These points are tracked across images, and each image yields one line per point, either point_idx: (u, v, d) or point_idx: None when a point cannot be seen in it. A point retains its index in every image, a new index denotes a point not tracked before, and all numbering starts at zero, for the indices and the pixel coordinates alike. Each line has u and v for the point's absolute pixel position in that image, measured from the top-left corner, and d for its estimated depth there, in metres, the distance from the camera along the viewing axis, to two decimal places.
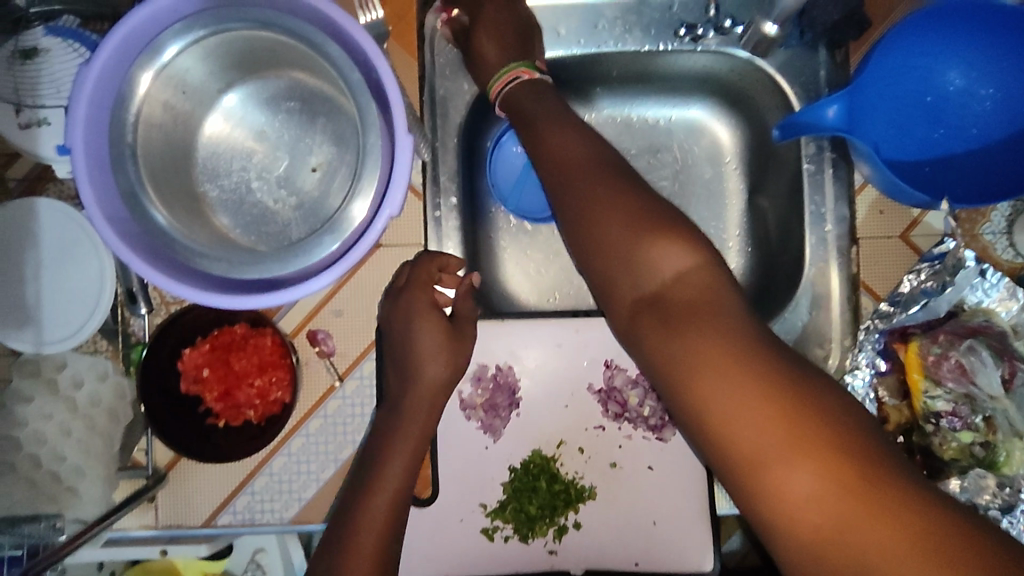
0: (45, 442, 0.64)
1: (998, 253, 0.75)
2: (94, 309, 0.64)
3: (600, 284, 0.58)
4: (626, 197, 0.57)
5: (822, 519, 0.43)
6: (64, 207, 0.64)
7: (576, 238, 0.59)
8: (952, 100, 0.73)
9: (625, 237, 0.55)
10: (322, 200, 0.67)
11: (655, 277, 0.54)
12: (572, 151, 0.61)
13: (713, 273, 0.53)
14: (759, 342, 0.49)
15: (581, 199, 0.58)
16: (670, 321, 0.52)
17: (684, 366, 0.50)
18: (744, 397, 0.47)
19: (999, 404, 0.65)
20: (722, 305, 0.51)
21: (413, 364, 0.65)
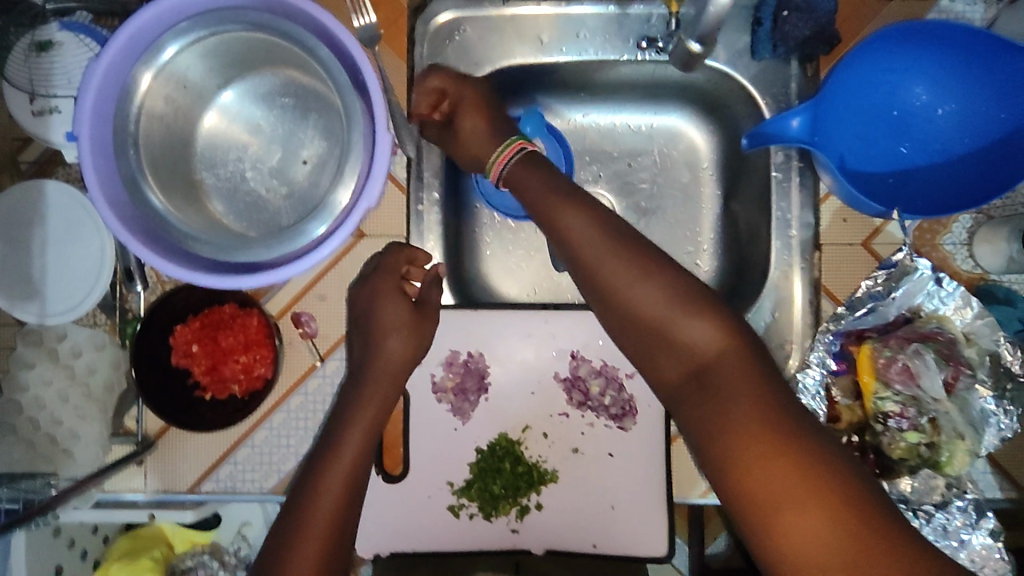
0: (44, 407, 0.69)
1: (958, 263, 0.78)
2: (93, 285, 0.69)
3: (641, 354, 0.63)
4: (661, 271, 0.62)
5: (832, 563, 0.48)
6: (69, 189, 0.70)
7: (613, 310, 0.64)
8: (917, 115, 0.74)
9: (664, 313, 0.60)
10: (311, 191, 0.72)
11: (692, 352, 0.59)
12: (584, 229, 0.65)
13: (744, 348, 0.58)
14: (781, 407, 0.55)
15: (613, 269, 0.63)
16: (707, 390, 0.57)
17: (716, 434, 0.55)
18: (765, 458, 0.52)
19: (942, 407, 0.69)
20: (750, 375, 0.56)
21: (377, 338, 0.69)
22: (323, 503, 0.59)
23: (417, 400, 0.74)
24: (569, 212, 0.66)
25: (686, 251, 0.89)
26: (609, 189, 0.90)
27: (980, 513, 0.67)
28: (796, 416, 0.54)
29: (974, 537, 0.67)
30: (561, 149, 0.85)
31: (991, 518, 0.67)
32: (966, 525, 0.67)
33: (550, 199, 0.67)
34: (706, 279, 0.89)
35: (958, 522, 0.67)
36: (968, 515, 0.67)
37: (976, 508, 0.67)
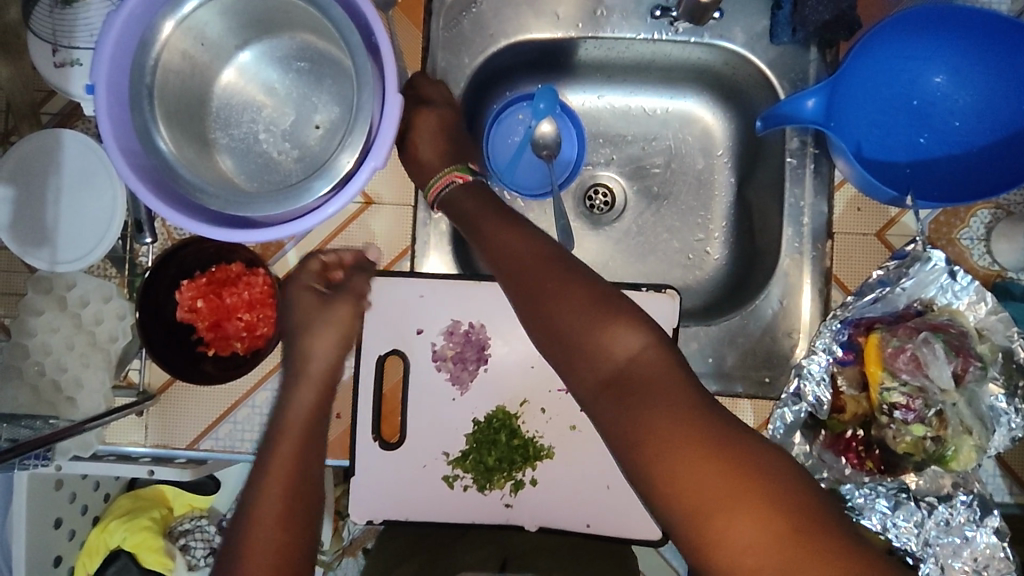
0: (50, 352, 0.70)
1: (975, 258, 0.76)
2: (104, 235, 0.70)
3: (557, 365, 0.57)
4: (578, 273, 0.57)
5: (771, 564, 0.43)
6: (86, 139, 0.71)
7: (528, 313, 0.58)
8: (937, 105, 0.73)
9: (582, 317, 0.54)
10: (321, 155, 0.72)
11: (610, 359, 0.53)
12: (503, 238, 0.62)
13: (665, 356, 0.53)
14: (709, 414, 0.49)
15: (532, 269, 0.58)
16: (627, 401, 0.51)
17: (640, 449, 0.49)
18: (690, 464, 0.47)
19: (949, 398, 0.66)
20: (673, 385, 0.51)
21: (301, 334, 0.68)
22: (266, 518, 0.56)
23: (417, 367, 0.74)
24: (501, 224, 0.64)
25: (696, 238, 0.89)
26: (621, 172, 0.90)
27: (985, 511, 0.66)
28: (725, 419, 0.49)
29: (979, 535, 0.65)
30: (580, 152, 0.85)
31: (996, 516, 0.65)
32: (970, 522, 0.66)
33: (472, 218, 0.67)
34: (716, 268, 0.88)
35: (961, 518, 0.66)
36: (972, 511, 0.66)
37: (981, 504, 0.66)
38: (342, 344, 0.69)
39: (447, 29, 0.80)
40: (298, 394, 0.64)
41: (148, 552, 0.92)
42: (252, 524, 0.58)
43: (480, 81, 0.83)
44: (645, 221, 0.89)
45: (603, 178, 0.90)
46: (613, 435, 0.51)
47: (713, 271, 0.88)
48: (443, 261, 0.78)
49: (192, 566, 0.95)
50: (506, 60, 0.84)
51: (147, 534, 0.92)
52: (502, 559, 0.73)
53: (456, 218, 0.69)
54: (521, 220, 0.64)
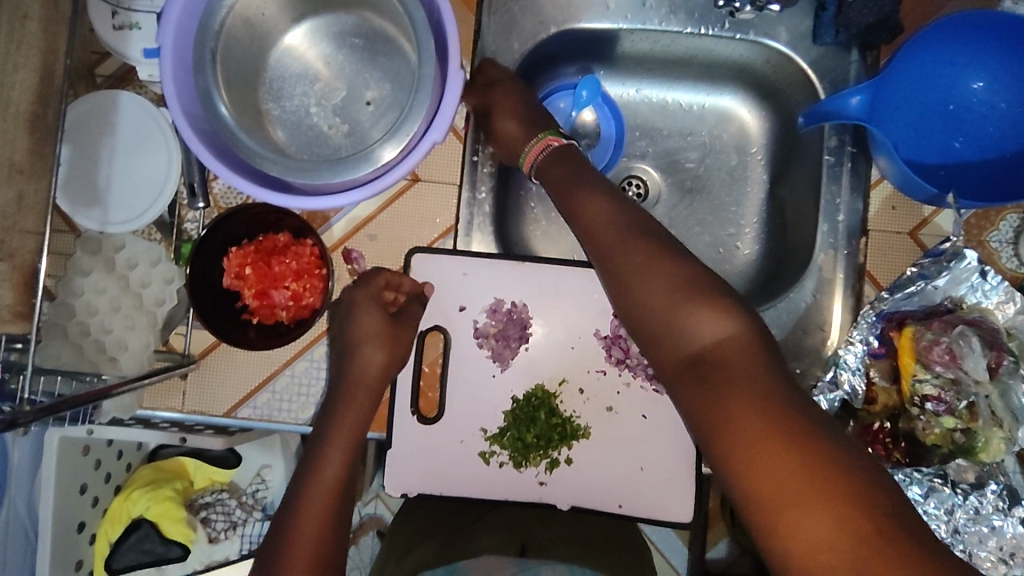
0: (96, 313, 0.70)
1: (1003, 260, 0.78)
2: (158, 196, 0.71)
3: (649, 352, 0.61)
4: (669, 258, 0.61)
5: (838, 562, 0.44)
6: (142, 102, 0.72)
7: (622, 302, 0.63)
8: (973, 110, 0.75)
9: (675, 306, 0.58)
10: (371, 130, 0.73)
11: (700, 344, 0.56)
12: (600, 226, 0.65)
13: (755, 347, 0.55)
14: (790, 408, 0.51)
15: (621, 252, 0.63)
16: (710, 384, 0.54)
17: (717, 431, 0.52)
18: (763, 452, 0.49)
19: (983, 390, 0.68)
20: (759, 374, 0.53)
21: (354, 347, 0.69)
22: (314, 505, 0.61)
23: (458, 343, 0.75)
24: (591, 204, 0.67)
25: (728, 233, 0.90)
26: (655, 165, 0.92)
27: (1013, 501, 0.68)
28: (803, 412, 0.50)
29: (1006, 524, 0.68)
30: (614, 155, 0.87)
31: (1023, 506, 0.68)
32: (998, 511, 0.68)
33: (572, 194, 0.69)
34: (746, 262, 0.90)
35: (991, 507, 0.68)
36: (1001, 500, 0.68)
37: (1010, 494, 0.68)
38: (392, 355, 0.70)
39: (499, 15, 0.81)
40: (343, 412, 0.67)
41: (171, 523, 0.91)
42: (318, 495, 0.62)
43: (526, 68, 0.84)
44: (678, 214, 0.91)
45: (637, 170, 0.92)
46: (695, 417, 0.55)
47: (742, 266, 0.90)
48: (485, 241, 0.78)
49: (213, 538, 0.95)
50: (553, 49, 0.85)
51: (170, 505, 0.91)
52: (519, 544, 0.70)
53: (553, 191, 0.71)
54: (613, 201, 0.66)
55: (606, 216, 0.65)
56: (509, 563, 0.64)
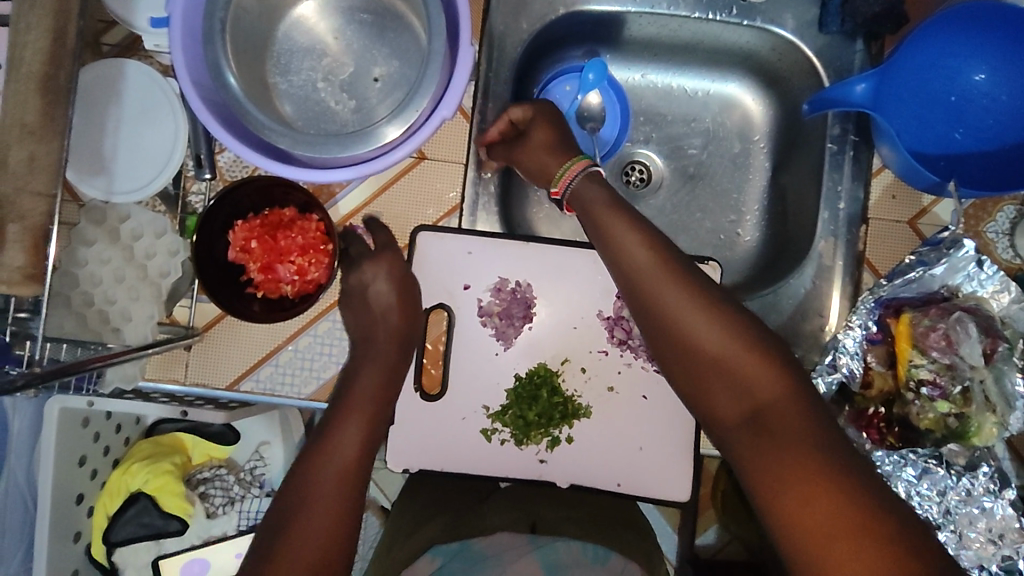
0: (99, 284, 0.70)
1: (998, 251, 0.79)
2: (162, 168, 0.71)
3: (688, 394, 0.60)
4: (714, 302, 0.59)
5: None
6: (149, 71, 0.71)
7: (662, 342, 0.61)
8: (975, 101, 0.76)
9: (724, 352, 0.57)
10: (378, 106, 0.73)
11: (749, 392, 0.56)
12: (638, 259, 0.62)
13: (805, 396, 0.55)
14: (839, 462, 0.51)
15: (663, 290, 0.60)
16: (763, 432, 0.54)
17: (771, 480, 0.52)
18: (818, 500, 0.49)
19: (979, 374, 0.70)
20: (812, 425, 0.53)
21: (368, 303, 0.70)
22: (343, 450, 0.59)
23: (464, 321, 0.76)
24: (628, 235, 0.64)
25: (729, 220, 0.91)
26: (659, 151, 0.92)
27: (1003, 484, 0.69)
28: (853, 466, 0.51)
29: (996, 506, 0.69)
30: (620, 136, 0.88)
31: (1013, 489, 0.69)
32: (989, 493, 0.69)
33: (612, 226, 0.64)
34: (746, 249, 0.90)
35: (982, 488, 0.69)
36: (992, 483, 0.69)
37: (1001, 477, 0.69)
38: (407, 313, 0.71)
39: None
40: (363, 377, 0.66)
41: (169, 496, 0.91)
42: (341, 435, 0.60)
43: (532, 49, 0.84)
44: (679, 200, 0.92)
45: (640, 155, 0.92)
46: (744, 464, 0.55)
47: (743, 252, 0.90)
48: (490, 220, 0.78)
49: (211, 513, 0.95)
50: (561, 31, 0.85)
51: (169, 479, 0.90)
52: (530, 522, 0.71)
53: (592, 221, 0.66)
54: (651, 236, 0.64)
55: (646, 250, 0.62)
56: (524, 539, 0.65)
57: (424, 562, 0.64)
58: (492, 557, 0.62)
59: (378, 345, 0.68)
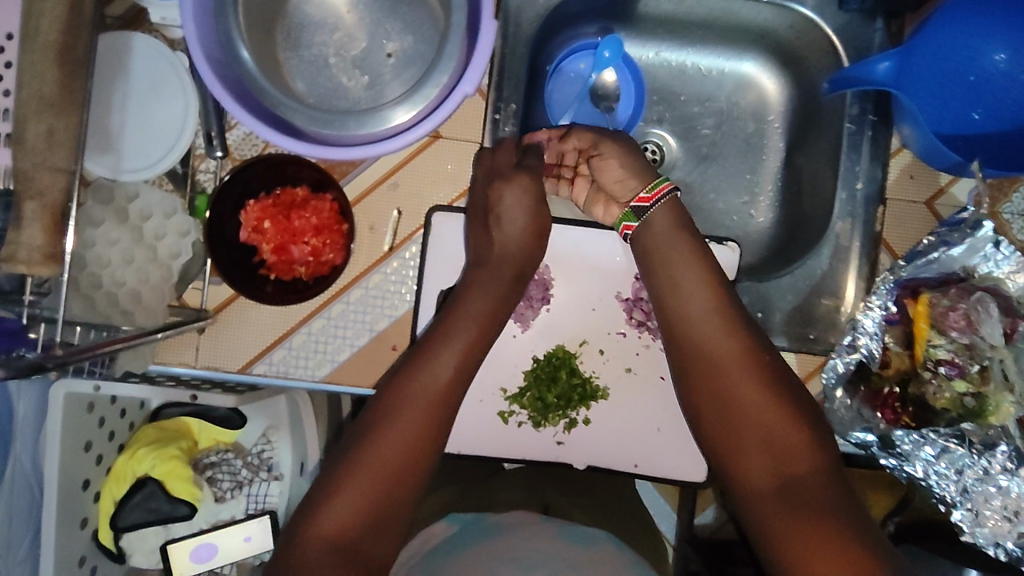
0: (107, 265, 0.69)
1: (1014, 231, 0.79)
2: (173, 145, 0.69)
3: (722, 449, 0.67)
4: (766, 370, 0.68)
5: None
6: (156, 44, 0.69)
7: (709, 397, 0.68)
8: (995, 81, 0.75)
9: (763, 414, 0.66)
10: (392, 83, 0.71)
11: (781, 459, 0.64)
12: (707, 324, 0.70)
13: (834, 477, 0.63)
14: (846, 520, 0.59)
15: (717, 349, 0.69)
16: (788, 492, 0.61)
17: (791, 540, 0.58)
18: (827, 554, 0.56)
19: (997, 354, 0.70)
20: (828, 489, 0.62)
21: (496, 222, 0.73)
22: (433, 379, 0.66)
23: None
24: (691, 292, 0.71)
25: (742, 201, 0.90)
26: (672, 131, 0.91)
27: (1021, 462, 0.70)
28: (855, 525, 0.58)
29: (1012, 483, 0.69)
30: (635, 114, 0.86)
31: None
32: (1006, 471, 0.70)
33: (689, 290, 0.71)
34: (760, 229, 0.90)
35: (999, 467, 0.70)
36: (1010, 462, 0.70)
37: (1019, 456, 0.70)
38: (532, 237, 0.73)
39: None
40: (471, 299, 0.70)
41: (178, 481, 0.89)
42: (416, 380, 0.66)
43: (547, 25, 0.82)
44: (692, 181, 0.91)
45: (654, 135, 0.91)
46: (764, 522, 0.61)
47: (756, 233, 0.90)
48: None
49: (219, 497, 0.92)
50: (576, 6, 0.83)
51: (176, 463, 0.89)
52: (543, 504, 0.72)
53: (653, 263, 0.72)
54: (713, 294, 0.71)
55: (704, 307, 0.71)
56: (536, 518, 0.67)
57: (442, 527, 0.67)
58: (509, 524, 0.65)
59: (487, 269, 0.72)
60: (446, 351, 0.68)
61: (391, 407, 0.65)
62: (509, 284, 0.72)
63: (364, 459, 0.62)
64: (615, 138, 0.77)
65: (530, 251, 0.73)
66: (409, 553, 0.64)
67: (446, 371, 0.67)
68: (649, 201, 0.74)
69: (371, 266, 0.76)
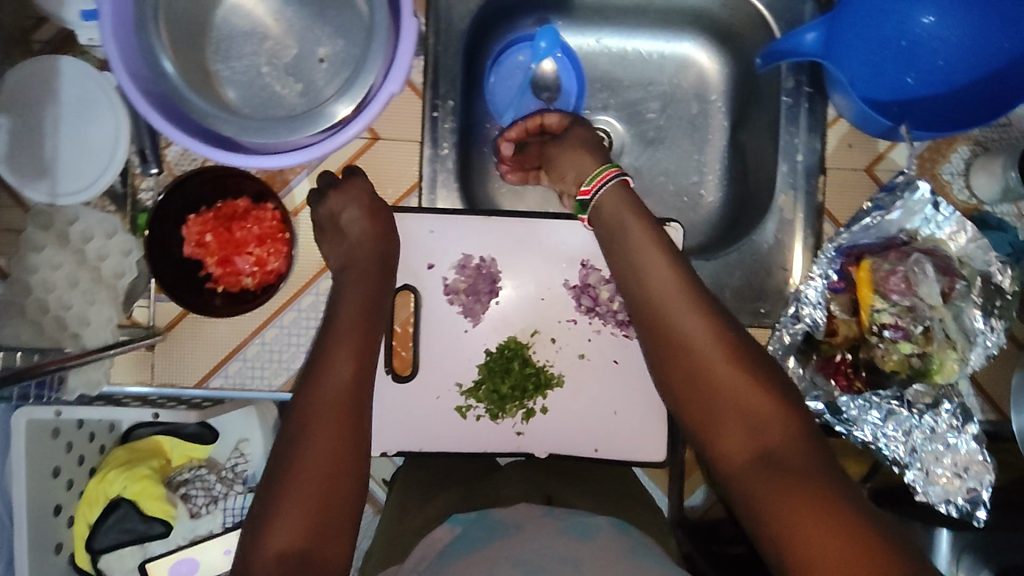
0: (52, 290, 0.67)
1: (955, 192, 0.81)
2: (107, 166, 0.69)
3: (696, 423, 0.59)
4: (730, 336, 0.60)
5: None
6: (84, 66, 0.69)
7: (680, 371, 0.60)
8: (925, 44, 0.76)
9: (734, 382, 0.58)
10: (325, 88, 0.71)
11: (758, 428, 0.57)
12: (672, 296, 0.62)
13: (809, 438, 0.56)
14: (831, 485, 0.52)
15: (678, 317, 0.61)
16: (769, 463, 0.54)
17: (777, 514, 0.52)
18: (814, 523, 0.50)
19: (937, 314, 0.72)
20: (809, 452, 0.55)
21: (341, 230, 0.71)
22: (337, 376, 0.62)
23: (429, 302, 0.76)
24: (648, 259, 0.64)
25: (692, 181, 0.90)
26: (618, 116, 0.91)
27: (966, 419, 0.71)
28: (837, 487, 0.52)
29: (960, 441, 0.71)
30: (579, 101, 0.87)
31: (975, 423, 0.71)
32: (953, 429, 0.71)
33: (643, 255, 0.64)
34: (710, 209, 0.90)
35: (945, 425, 0.71)
36: (955, 419, 0.71)
37: (964, 412, 0.71)
38: (386, 235, 0.72)
39: None
40: (346, 301, 0.67)
41: (149, 500, 0.88)
42: (316, 380, 0.62)
43: (481, 18, 0.82)
44: (641, 165, 0.90)
45: (600, 122, 0.91)
46: (751, 501, 0.54)
47: (707, 213, 0.90)
48: (450, 197, 0.78)
49: (195, 513, 0.91)
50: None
51: (147, 483, 0.88)
52: (544, 494, 0.70)
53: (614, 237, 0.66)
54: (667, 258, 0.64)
55: (661, 275, 0.63)
56: (541, 510, 0.64)
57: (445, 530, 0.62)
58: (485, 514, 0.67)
59: (356, 270, 0.69)
60: (344, 345, 0.64)
61: (308, 419, 0.59)
62: (381, 277, 0.70)
63: (293, 476, 0.57)
64: (568, 136, 0.74)
65: (384, 241, 0.71)
66: (415, 559, 0.60)
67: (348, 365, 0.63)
68: (591, 192, 0.69)
69: (315, 272, 0.76)
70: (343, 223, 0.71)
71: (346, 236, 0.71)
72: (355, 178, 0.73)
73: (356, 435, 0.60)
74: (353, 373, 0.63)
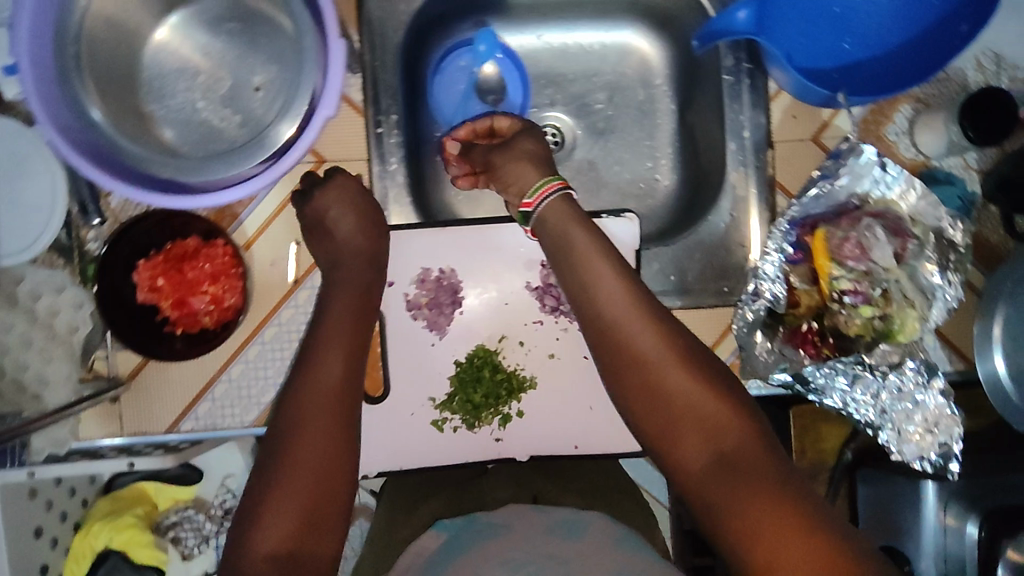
0: (8, 352, 0.68)
1: (901, 150, 0.81)
2: (46, 224, 0.68)
3: (658, 437, 0.59)
4: (685, 348, 0.60)
5: None
6: (14, 125, 0.68)
7: (639, 386, 0.59)
8: (858, 10, 0.77)
9: (692, 394, 0.58)
10: (263, 115, 0.71)
11: (718, 437, 0.56)
12: (624, 309, 0.61)
13: (768, 443, 0.56)
14: (793, 488, 0.52)
15: (634, 331, 0.60)
16: (733, 471, 0.54)
17: (743, 523, 0.51)
18: (780, 526, 0.50)
19: (892, 276, 0.73)
20: (769, 457, 0.55)
21: (329, 228, 0.70)
22: (329, 370, 0.60)
23: (393, 319, 0.75)
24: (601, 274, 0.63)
25: (645, 167, 0.91)
26: (566, 111, 0.91)
27: (932, 374, 0.72)
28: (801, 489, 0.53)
29: (927, 398, 0.71)
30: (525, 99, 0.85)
31: (941, 377, 0.71)
32: (919, 386, 0.72)
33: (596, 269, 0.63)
34: (666, 193, 0.90)
35: (912, 383, 0.72)
36: (920, 376, 0.72)
37: (928, 368, 0.72)
38: (370, 235, 0.70)
39: None
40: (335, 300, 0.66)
41: (138, 548, 0.84)
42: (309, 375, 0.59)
43: (416, 28, 0.81)
44: (594, 156, 0.90)
45: (550, 118, 0.90)
46: (715, 512, 0.53)
47: (663, 197, 0.90)
48: (403, 212, 0.78)
49: (187, 555, 0.87)
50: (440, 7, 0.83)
51: (133, 531, 0.84)
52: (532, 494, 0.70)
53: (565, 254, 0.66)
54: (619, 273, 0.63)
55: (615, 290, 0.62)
56: (528, 507, 0.65)
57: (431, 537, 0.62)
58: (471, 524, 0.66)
59: (343, 269, 0.69)
60: (331, 347, 0.62)
61: (298, 419, 0.57)
62: (370, 273, 0.70)
63: (281, 479, 0.54)
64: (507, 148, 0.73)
65: (372, 240, 0.70)
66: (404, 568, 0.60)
67: (339, 360, 0.61)
68: (533, 205, 0.69)
69: (275, 304, 0.75)
70: (332, 222, 0.69)
71: (335, 236, 0.69)
72: (340, 172, 0.71)
73: (349, 431, 0.58)
74: (344, 370, 0.61)
